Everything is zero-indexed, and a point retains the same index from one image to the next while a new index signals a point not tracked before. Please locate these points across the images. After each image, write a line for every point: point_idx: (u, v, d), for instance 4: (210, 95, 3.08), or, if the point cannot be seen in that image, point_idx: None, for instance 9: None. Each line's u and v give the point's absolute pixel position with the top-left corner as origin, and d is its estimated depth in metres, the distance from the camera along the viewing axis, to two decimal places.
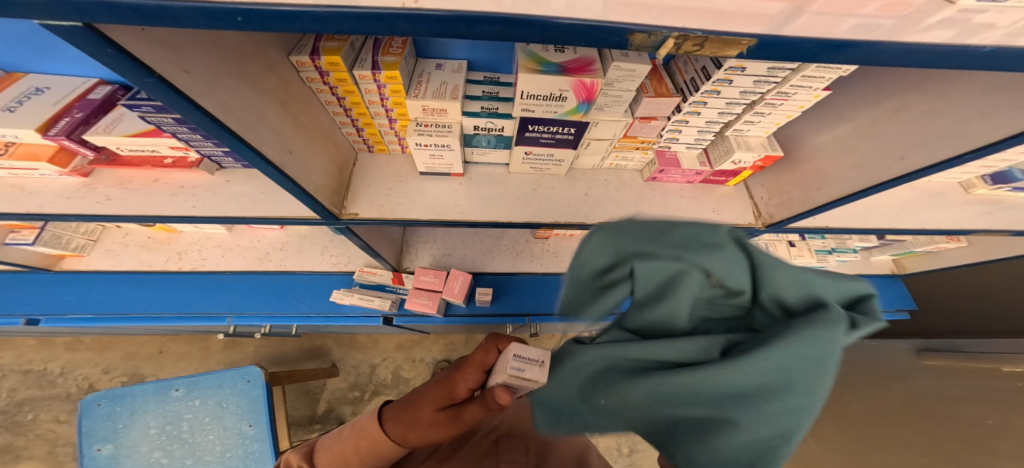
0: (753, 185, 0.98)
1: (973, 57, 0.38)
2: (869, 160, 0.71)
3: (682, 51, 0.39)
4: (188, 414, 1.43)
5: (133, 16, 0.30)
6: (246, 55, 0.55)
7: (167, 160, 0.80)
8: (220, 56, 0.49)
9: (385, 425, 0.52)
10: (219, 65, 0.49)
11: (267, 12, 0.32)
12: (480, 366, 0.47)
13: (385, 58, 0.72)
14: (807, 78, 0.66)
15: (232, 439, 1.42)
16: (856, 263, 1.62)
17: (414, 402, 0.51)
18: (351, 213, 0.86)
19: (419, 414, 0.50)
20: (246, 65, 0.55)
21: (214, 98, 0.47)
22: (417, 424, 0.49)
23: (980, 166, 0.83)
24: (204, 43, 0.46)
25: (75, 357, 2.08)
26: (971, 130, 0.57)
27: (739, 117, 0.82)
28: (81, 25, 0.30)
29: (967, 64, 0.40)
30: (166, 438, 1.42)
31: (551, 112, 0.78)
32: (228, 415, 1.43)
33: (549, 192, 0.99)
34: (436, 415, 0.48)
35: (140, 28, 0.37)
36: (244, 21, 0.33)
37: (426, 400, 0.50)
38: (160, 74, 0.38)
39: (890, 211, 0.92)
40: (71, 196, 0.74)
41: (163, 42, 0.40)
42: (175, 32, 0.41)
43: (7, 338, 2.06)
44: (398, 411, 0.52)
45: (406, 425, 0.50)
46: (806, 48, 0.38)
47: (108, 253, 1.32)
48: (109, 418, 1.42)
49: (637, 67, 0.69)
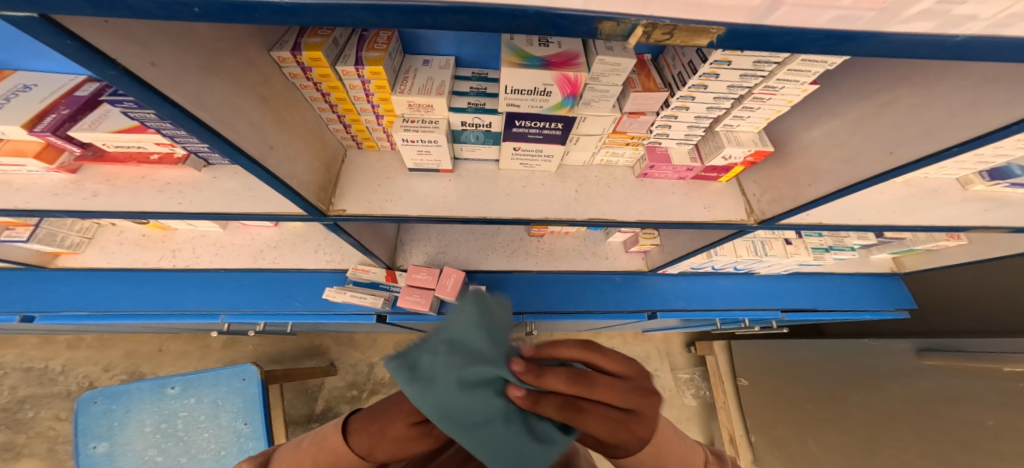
0: (746, 181, 0.97)
1: (948, 46, 0.37)
2: (858, 155, 0.69)
3: (653, 39, 0.38)
4: (183, 412, 1.44)
5: (82, 6, 0.29)
6: (223, 50, 0.54)
7: (153, 156, 0.78)
8: (195, 49, 0.49)
9: (349, 437, 0.47)
10: (192, 58, 0.48)
11: (224, 4, 0.31)
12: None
13: (369, 54, 0.71)
14: (794, 71, 0.65)
15: (227, 437, 1.43)
16: (855, 261, 1.60)
17: (384, 411, 0.46)
18: (338, 208, 0.86)
19: (389, 427, 0.44)
20: (223, 59, 0.54)
21: (187, 91, 0.47)
22: (386, 439, 0.44)
23: (976, 162, 0.81)
24: (174, 36, 0.45)
25: (76, 355, 2.10)
26: (961, 123, 0.55)
27: (729, 112, 0.81)
28: (36, 17, 0.30)
29: (945, 54, 0.39)
30: (161, 436, 1.43)
31: (536, 107, 0.77)
32: (224, 413, 1.44)
33: (539, 188, 0.99)
34: (410, 430, 0.43)
35: (103, 20, 0.37)
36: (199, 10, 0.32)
37: (398, 412, 0.44)
38: (124, 67, 0.38)
39: (884, 207, 0.90)
40: (58, 193, 0.74)
41: (128, 35, 0.39)
42: (140, 24, 0.40)
43: (8, 336, 2.08)
44: (365, 421, 0.46)
45: (374, 437, 0.45)
46: (783, 37, 0.37)
47: (103, 251, 1.33)
48: (104, 416, 1.43)
49: (622, 61, 0.68)
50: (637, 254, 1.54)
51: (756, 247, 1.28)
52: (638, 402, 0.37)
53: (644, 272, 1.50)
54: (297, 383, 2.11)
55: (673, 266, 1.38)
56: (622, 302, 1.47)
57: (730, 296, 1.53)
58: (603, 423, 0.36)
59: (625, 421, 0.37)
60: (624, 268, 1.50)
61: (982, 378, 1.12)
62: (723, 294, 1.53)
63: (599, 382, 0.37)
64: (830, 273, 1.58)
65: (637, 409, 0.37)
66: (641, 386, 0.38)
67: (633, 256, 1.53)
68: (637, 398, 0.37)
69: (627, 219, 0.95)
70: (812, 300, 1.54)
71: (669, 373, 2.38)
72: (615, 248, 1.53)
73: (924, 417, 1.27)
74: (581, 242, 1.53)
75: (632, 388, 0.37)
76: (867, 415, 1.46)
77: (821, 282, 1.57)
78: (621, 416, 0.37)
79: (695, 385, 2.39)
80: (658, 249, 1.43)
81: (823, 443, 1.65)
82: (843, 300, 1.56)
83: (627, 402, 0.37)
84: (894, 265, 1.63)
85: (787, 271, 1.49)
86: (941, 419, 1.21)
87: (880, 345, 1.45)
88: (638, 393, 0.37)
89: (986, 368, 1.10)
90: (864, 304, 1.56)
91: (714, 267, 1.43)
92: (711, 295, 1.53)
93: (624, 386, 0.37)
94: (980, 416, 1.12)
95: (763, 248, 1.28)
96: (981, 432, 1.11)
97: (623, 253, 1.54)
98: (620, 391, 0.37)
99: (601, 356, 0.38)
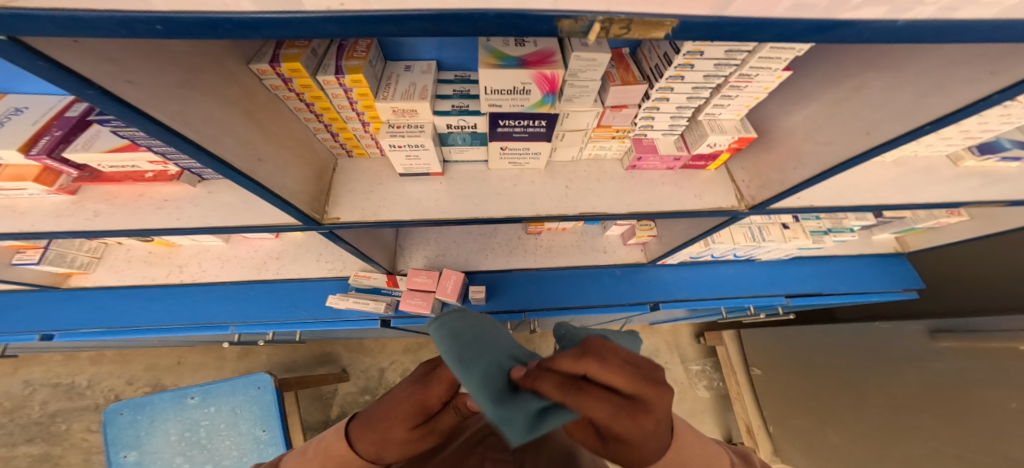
0: (734, 167, 0.97)
1: (893, 30, 0.37)
2: (838, 137, 0.69)
3: (612, 34, 0.39)
4: (205, 420, 1.48)
5: (51, 28, 0.29)
6: (203, 65, 0.54)
7: (148, 174, 0.80)
8: (171, 65, 0.47)
9: (355, 444, 0.48)
10: (171, 75, 0.47)
11: (184, 20, 0.30)
12: (451, 381, 0.46)
13: (349, 63, 0.72)
14: (765, 59, 0.66)
15: (247, 444, 1.46)
16: (856, 243, 1.59)
17: (382, 417, 0.47)
18: (333, 217, 0.87)
19: (390, 434, 0.46)
20: (202, 73, 0.54)
21: (169, 107, 0.46)
22: (389, 442, 0.47)
23: (962, 138, 0.80)
24: (153, 55, 0.44)
25: (101, 370, 2.14)
26: (936, 99, 0.55)
27: (709, 101, 0.82)
28: (6, 39, 0.30)
29: (904, 38, 0.39)
30: (185, 444, 1.46)
31: (517, 106, 0.79)
32: (243, 420, 1.48)
33: (529, 186, 1.00)
34: (411, 433, 0.46)
35: (73, 39, 0.36)
36: (166, 31, 0.31)
37: (395, 420, 0.46)
38: (102, 86, 0.37)
39: (874, 188, 0.90)
40: (61, 214, 0.76)
41: (103, 54, 0.38)
42: (121, 44, 0.40)
43: (35, 354, 2.14)
44: (364, 430, 0.48)
45: (377, 442, 0.47)
46: (732, 28, 0.38)
47: (112, 270, 1.37)
48: (132, 426, 1.47)
49: (597, 57, 0.69)
50: (636, 247, 1.54)
51: (754, 233, 1.27)
52: (641, 407, 0.32)
53: (644, 264, 1.51)
54: (311, 390, 2.16)
55: (672, 256, 1.39)
56: (625, 295, 1.48)
57: (733, 284, 1.53)
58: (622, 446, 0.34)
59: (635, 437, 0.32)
60: (623, 261, 1.50)
61: (996, 360, 1.08)
62: (725, 282, 1.53)
63: (589, 405, 0.32)
64: (832, 255, 1.56)
65: (648, 407, 0.32)
66: (640, 391, 0.32)
67: (631, 249, 1.53)
68: (646, 387, 0.32)
69: (617, 212, 0.95)
70: (816, 283, 1.53)
71: (680, 365, 2.39)
72: (613, 242, 1.54)
73: (945, 403, 1.21)
74: (579, 238, 1.54)
75: (636, 378, 0.32)
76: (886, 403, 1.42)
77: (823, 265, 1.56)
78: (619, 416, 0.32)
79: (708, 376, 2.39)
80: (656, 240, 1.44)
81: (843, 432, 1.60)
82: (847, 282, 1.54)
83: (625, 412, 0.32)
84: (898, 245, 1.61)
85: (788, 255, 1.48)
86: (966, 407, 1.16)
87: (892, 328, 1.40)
88: (646, 381, 0.32)
89: (999, 348, 1.06)
90: (868, 285, 1.54)
91: (714, 256, 1.43)
92: (714, 283, 1.53)
93: (624, 372, 0.32)
94: (1002, 398, 1.07)
95: (761, 234, 1.27)
96: (1005, 415, 1.06)
97: (621, 246, 1.55)
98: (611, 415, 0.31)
99: (605, 368, 0.32)
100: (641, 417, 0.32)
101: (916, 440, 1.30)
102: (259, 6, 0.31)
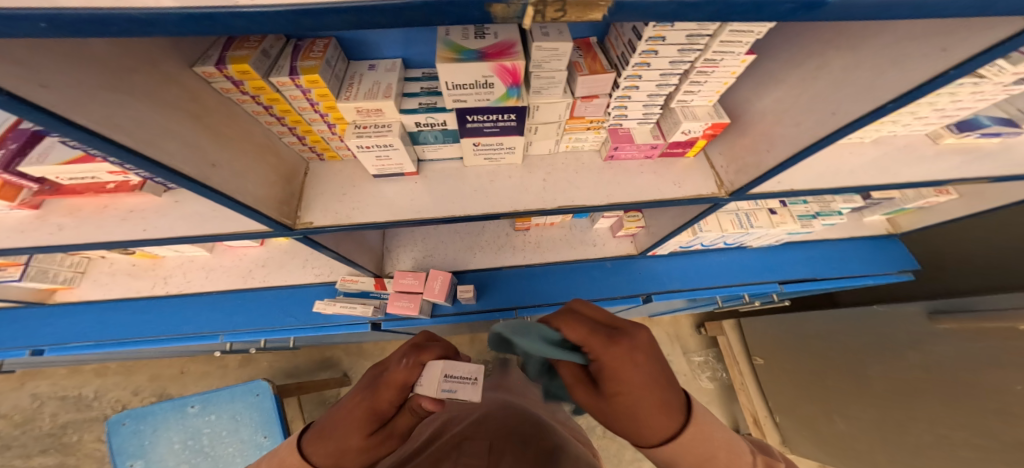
0: (713, 153, 0.94)
1: (831, 7, 0.36)
2: (806, 118, 0.68)
3: (548, 17, 0.36)
4: (206, 429, 1.47)
5: None
6: (133, 68, 0.52)
7: (110, 185, 0.79)
8: (91, 68, 0.46)
9: (308, 459, 0.44)
10: (91, 78, 0.46)
11: (71, 17, 0.29)
12: (401, 384, 0.44)
13: (304, 63, 0.70)
14: (727, 42, 0.65)
15: (249, 450, 1.45)
16: (848, 225, 1.57)
17: (335, 425, 0.44)
18: (305, 221, 0.86)
19: (343, 444, 0.43)
20: (132, 77, 0.52)
21: (89, 112, 0.45)
22: (346, 453, 0.44)
23: (939, 115, 0.79)
24: (67, 57, 0.44)
25: (106, 381, 2.13)
26: (895, 77, 0.54)
27: (680, 88, 0.80)
28: None
29: (839, 17, 0.38)
30: (190, 452, 1.46)
31: (483, 100, 0.76)
32: (244, 427, 1.47)
33: (506, 182, 0.98)
34: (367, 440, 0.44)
35: None
36: (54, 28, 0.30)
37: (349, 429, 0.44)
38: (9, 91, 0.37)
39: (855, 169, 0.88)
40: (25, 230, 0.75)
41: (11, 59, 0.37)
42: (29, 47, 0.39)
43: (40, 369, 2.14)
44: (316, 443, 0.44)
45: (332, 455, 0.43)
46: (667, 6, 0.36)
47: (98, 283, 1.36)
48: (135, 436, 1.46)
49: (559, 46, 0.67)
50: (625, 239, 1.52)
51: (741, 219, 1.25)
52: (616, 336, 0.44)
53: (634, 256, 1.49)
54: (314, 395, 2.16)
55: (660, 247, 1.37)
56: (616, 288, 1.46)
57: (725, 272, 1.51)
58: (614, 387, 0.43)
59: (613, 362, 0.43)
60: (613, 254, 1.49)
61: (995, 339, 1.05)
62: (718, 271, 1.51)
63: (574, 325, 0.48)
64: (824, 239, 1.54)
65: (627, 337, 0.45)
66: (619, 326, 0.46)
67: (621, 241, 1.52)
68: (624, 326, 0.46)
69: (596, 204, 0.94)
70: (809, 268, 1.51)
71: (681, 356, 2.37)
72: (602, 235, 1.52)
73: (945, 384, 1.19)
74: (569, 232, 1.52)
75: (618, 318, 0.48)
76: (886, 387, 1.39)
77: (814, 250, 1.54)
78: (596, 332, 0.46)
79: (710, 367, 2.37)
80: (645, 231, 1.42)
81: (850, 419, 1.56)
82: (839, 266, 1.52)
83: (600, 336, 0.45)
84: (889, 225, 1.59)
85: (778, 241, 1.46)
86: (967, 388, 1.12)
87: (891, 311, 1.36)
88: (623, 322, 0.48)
89: (999, 328, 1.02)
90: (861, 268, 1.52)
91: (704, 244, 1.41)
92: (706, 272, 1.51)
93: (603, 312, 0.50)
94: (1007, 379, 1.03)
95: (748, 220, 1.25)
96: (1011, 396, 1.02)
97: (611, 239, 1.53)
98: (589, 333, 0.46)
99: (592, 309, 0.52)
100: (619, 341, 0.44)
101: (924, 424, 1.28)
102: (179, 4, 0.30)
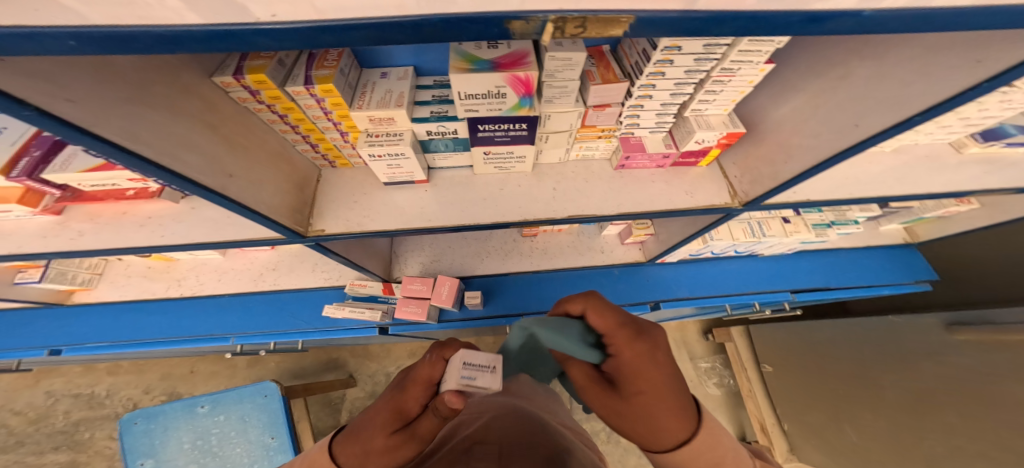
0: (727, 163, 0.93)
1: (858, 21, 0.35)
2: (826, 129, 0.66)
3: (568, 33, 0.36)
4: (215, 429, 1.47)
5: None
6: (152, 81, 0.53)
7: (129, 191, 0.80)
8: (114, 81, 0.47)
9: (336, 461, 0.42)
10: (114, 91, 0.47)
11: (99, 34, 0.29)
12: (425, 380, 0.43)
13: (319, 72, 0.71)
14: (745, 52, 0.64)
15: (256, 451, 1.45)
16: (865, 235, 1.53)
17: (365, 422, 0.43)
18: (318, 229, 0.86)
19: (370, 443, 0.42)
20: (152, 88, 0.53)
21: (113, 125, 0.46)
22: (371, 455, 0.41)
23: (963, 125, 0.76)
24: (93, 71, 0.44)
25: (118, 380, 2.15)
26: (922, 89, 0.52)
27: (694, 97, 0.79)
28: None
29: (865, 30, 0.37)
30: (199, 452, 1.46)
31: (494, 110, 0.76)
32: (250, 428, 1.46)
33: (515, 189, 0.97)
34: (390, 440, 0.41)
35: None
36: (84, 46, 0.30)
37: (375, 427, 0.42)
38: (37, 105, 0.37)
39: (875, 179, 0.85)
40: (47, 235, 0.77)
41: (36, 73, 0.38)
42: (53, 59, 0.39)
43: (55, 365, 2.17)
44: (346, 443, 0.43)
45: (358, 456, 0.41)
46: (688, 22, 0.35)
47: (113, 284, 1.39)
48: (145, 434, 1.49)
49: (572, 55, 0.67)
50: (633, 246, 1.51)
51: (754, 228, 1.22)
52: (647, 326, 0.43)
53: (642, 263, 1.47)
54: (321, 396, 2.16)
55: (670, 254, 1.35)
56: (625, 295, 1.44)
57: (736, 281, 1.48)
58: (633, 387, 0.39)
59: (641, 364, 0.39)
60: (621, 261, 1.47)
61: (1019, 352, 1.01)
62: (728, 279, 1.48)
63: (600, 313, 0.44)
64: (838, 248, 1.51)
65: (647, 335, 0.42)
66: (642, 322, 0.43)
67: (629, 248, 1.50)
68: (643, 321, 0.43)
69: (607, 213, 0.92)
70: (823, 277, 1.48)
71: (690, 363, 2.33)
72: (610, 241, 1.51)
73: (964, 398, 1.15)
74: (576, 238, 1.51)
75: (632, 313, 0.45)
76: None
77: (828, 259, 1.50)
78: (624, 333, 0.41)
79: (719, 374, 2.33)
80: (654, 238, 1.40)
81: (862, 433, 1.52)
82: (854, 276, 1.49)
83: (628, 328, 0.42)
84: (907, 234, 1.55)
85: (791, 250, 1.43)
86: (987, 403, 1.09)
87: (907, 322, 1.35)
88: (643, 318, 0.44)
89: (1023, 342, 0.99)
90: (877, 279, 1.48)
91: (715, 252, 1.38)
92: (716, 280, 1.48)
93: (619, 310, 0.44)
94: None
95: (761, 229, 1.22)
96: None
97: (619, 246, 1.51)
98: (615, 326, 0.42)
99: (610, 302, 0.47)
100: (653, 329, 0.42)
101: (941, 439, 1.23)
102: (203, 18, 0.30)
